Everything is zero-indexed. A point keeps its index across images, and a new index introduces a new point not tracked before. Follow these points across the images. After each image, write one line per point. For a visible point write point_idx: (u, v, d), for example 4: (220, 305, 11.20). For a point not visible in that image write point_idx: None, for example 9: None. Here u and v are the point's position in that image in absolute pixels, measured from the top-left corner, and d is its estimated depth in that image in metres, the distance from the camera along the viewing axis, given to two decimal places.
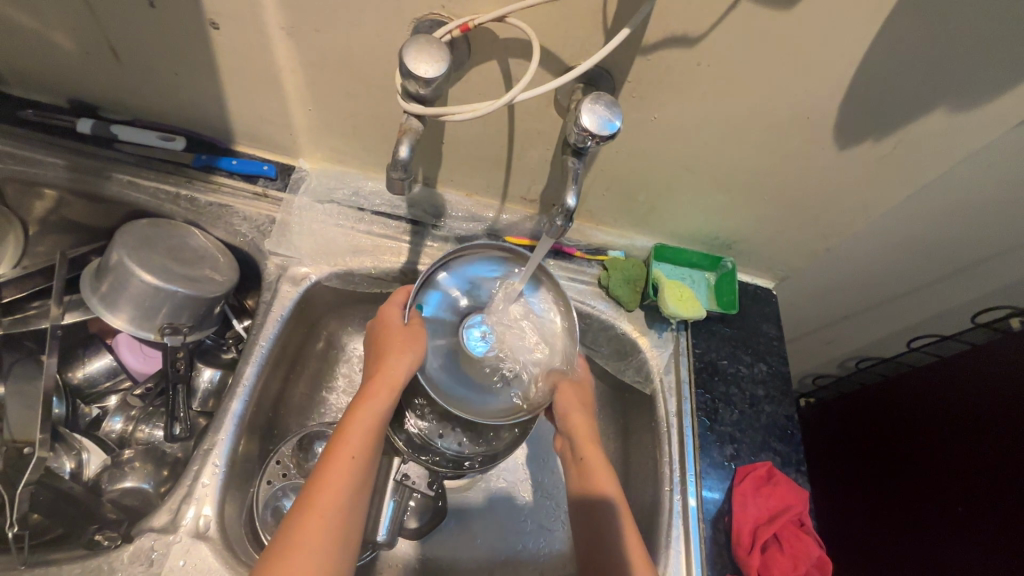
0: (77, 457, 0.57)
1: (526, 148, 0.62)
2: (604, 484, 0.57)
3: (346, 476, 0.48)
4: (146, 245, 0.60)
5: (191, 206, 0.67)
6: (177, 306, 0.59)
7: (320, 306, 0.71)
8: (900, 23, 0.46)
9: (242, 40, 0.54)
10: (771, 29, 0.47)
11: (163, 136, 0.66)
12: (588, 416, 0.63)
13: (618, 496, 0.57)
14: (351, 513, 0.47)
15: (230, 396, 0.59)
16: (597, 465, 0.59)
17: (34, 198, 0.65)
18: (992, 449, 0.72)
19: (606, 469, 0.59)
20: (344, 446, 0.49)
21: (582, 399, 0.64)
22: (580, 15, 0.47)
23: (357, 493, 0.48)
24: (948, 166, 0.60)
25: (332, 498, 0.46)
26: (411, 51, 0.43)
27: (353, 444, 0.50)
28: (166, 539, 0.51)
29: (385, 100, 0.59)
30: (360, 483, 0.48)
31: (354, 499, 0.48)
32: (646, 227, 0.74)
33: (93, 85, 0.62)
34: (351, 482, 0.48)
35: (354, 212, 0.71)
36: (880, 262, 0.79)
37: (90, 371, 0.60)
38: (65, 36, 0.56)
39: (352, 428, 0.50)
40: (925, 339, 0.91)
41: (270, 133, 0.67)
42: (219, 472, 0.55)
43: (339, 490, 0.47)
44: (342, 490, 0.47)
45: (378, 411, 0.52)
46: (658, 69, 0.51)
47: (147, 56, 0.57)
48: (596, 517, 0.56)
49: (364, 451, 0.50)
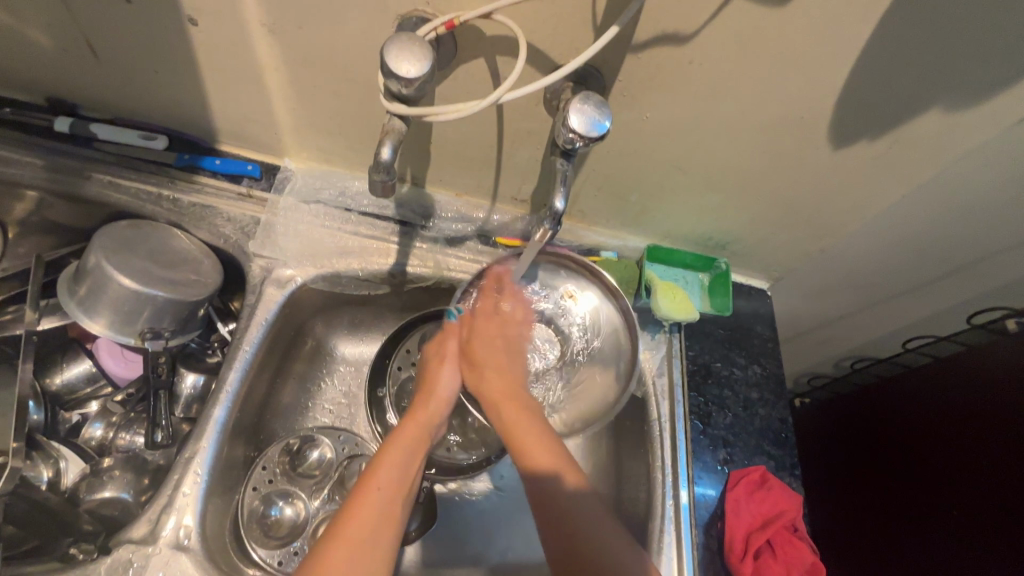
0: (54, 465, 0.55)
1: (516, 148, 0.60)
2: (529, 447, 0.53)
3: (376, 503, 0.47)
4: (125, 247, 0.58)
5: (174, 207, 0.65)
6: (159, 311, 0.57)
7: (308, 308, 0.70)
8: (897, 21, 0.44)
9: (221, 37, 0.52)
10: (765, 27, 0.45)
11: (144, 135, 0.64)
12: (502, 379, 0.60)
13: (558, 459, 0.53)
14: (378, 544, 0.45)
15: (213, 402, 0.57)
16: (523, 433, 0.55)
17: (12, 199, 0.63)
18: (985, 452, 0.71)
19: (541, 438, 0.54)
20: (374, 476, 0.49)
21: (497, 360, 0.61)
22: (569, 10, 0.45)
23: (390, 521, 0.47)
24: (944, 166, 0.59)
25: (355, 533, 0.45)
26: (392, 49, 0.42)
27: (380, 475, 0.49)
28: (145, 550, 0.50)
29: (371, 98, 0.57)
30: (392, 512, 0.47)
31: (381, 531, 0.46)
32: (638, 227, 0.73)
33: (72, 83, 0.61)
34: (377, 514, 0.46)
35: (341, 212, 0.70)
36: (875, 263, 0.79)
37: (68, 377, 0.59)
38: (39, 32, 0.54)
39: (385, 454, 0.51)
40: (920, 340, 0.90)
41: (253, 132, 0.65)
42: (201, 481, 0.54)
43: (366, 517, 0.46)
44: (369, 518, 0.46)
45: (409, 441, 0.53)
46: (649, 67, 0.50)
47: (124, 53, 0.55)
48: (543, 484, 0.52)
49: (390, 482, 0.49)
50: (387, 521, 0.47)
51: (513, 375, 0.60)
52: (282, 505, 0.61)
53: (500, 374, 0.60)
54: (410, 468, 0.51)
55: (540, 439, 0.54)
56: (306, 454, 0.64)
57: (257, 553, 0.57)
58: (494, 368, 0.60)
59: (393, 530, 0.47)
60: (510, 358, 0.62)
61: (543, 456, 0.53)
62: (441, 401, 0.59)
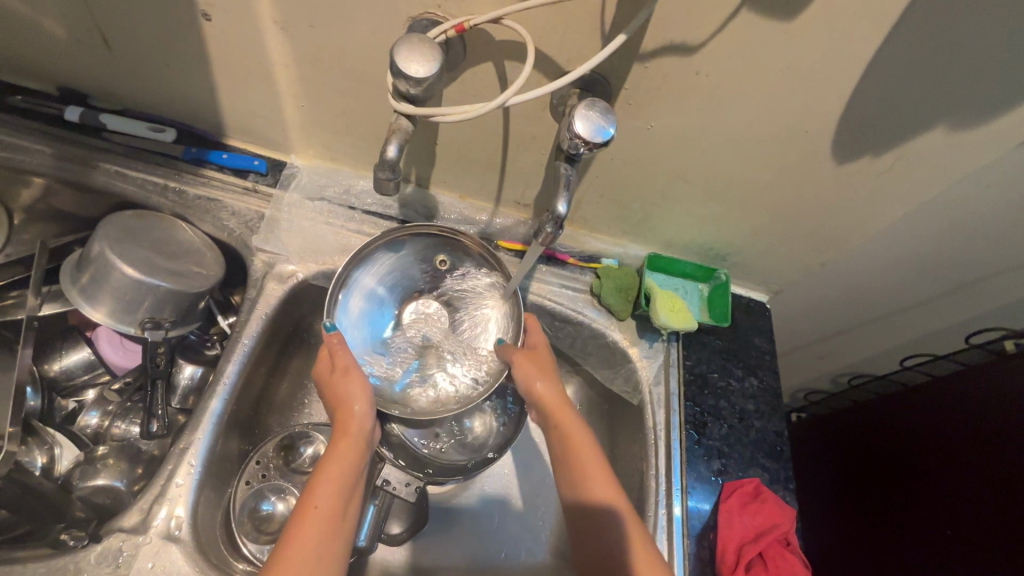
0: (49, 452, 0.55)
1: (520, 152, 0.61)
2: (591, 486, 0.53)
3: (315, 529, 0.45)
4: (129, 236, 0.58)
5: (179, 199, 0.66)
6: (160, 300, 0.58)
7: (308, 304, 0.70)
8: (900, 39, 0.45)
9: (234, 33, 0.53)
10: (771, 40, 0.46)
11: (153, 127, 0.65)
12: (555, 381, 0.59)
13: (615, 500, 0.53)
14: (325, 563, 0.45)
15: (210, 394, 0.57)
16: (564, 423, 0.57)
17: (20, 186, 0.64)
18: (979, 473, 0.71)
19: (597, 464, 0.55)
20: (310, 499, 0.47)
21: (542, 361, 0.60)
22: (579, 18, 0.46)
23: (330, 541, 0.46)
24: (945, 186, 0.60)
25: (302, 552, 0.44)
26: (402, 50, 0.42)
27: (317, 494, 0.47)
28: (135, 540, 0.50)
29: (379, 98, 0.58)
30: (334, 533, 0.46)
31: (328, 550, 0.45)
32: (640, 236, 0.73)
33: (84, 74, 0.61)
34: (320, 534, 0.45)
35: (345, 210, 0.70)
36: (873, 281, 0.79)
37: (67, 364, 0.59)
38: (54, 23, 0.55)
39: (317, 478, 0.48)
40: (919, 358, 0.90)
41: (261, 127, 0.66)
42: (195, 472, 0.54)
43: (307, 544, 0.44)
44: (310, 541, 0.45)
45: (343, 460, 0.50)
46: (655, 77, 0.50)
47: (137, 46, 0.56)
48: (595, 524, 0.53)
49: (331, 500, 0.47)
50: (330, 542, 0.46)
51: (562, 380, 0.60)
52: (275, 501, 0.61)
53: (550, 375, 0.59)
54: (350, 483, 0.50)
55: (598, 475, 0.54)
56: (299, 450, 0.64)
57: (248, 548, 0.57)
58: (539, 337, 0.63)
59: (338, 549, 0.46)
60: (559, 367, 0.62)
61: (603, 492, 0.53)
62: (359, 415, 0.53)
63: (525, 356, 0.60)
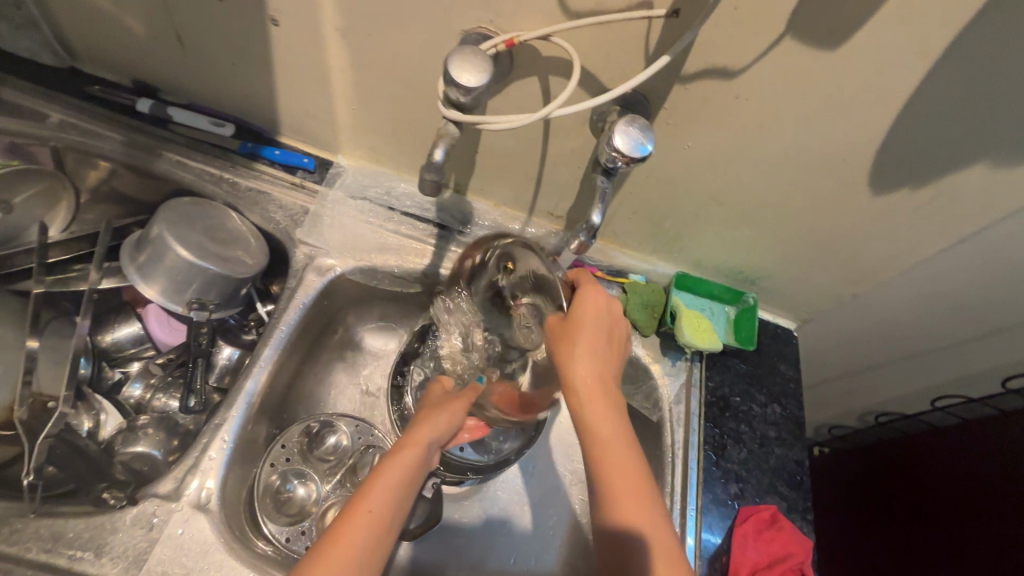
0: (96, 417, 0.58)
1: (558, 165, 0.63)
2: (623, 496, 0.48)
3: (361, 530, 0.45)
4: (184, 221, 0.62)
5: (232, 189, 0.70)
6: (207, 283, 0.61)
7: (342, 298, 0.73)
8: (942, 74, 0.46)
9: (299, 37, 0.57)
10: (812, 68, 0.47)
11: (214, 121, 0.69)
12: (597, 362, 0.52)
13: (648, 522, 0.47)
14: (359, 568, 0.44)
15: (246, 374, 0.61)
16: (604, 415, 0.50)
17: (88, 167, 0.68)
18: (1008, 522, 0.69)
19: (634, 468, 0.49)
20: (366, 498, 0.47)
21: (586, 339, 0.53)
22: (624, 39, 0.48)
23: (372, 548, 0.45)
24: (986, 224, 0.59)
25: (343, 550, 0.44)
26: (455, 60, 0.45)
27: (372, 498, 0.47)
28: (168, 506, 0.52)
29: (427, 105, 0.61)
30: (376, 539, 0.46)
31: (369, 554, 0.45)
32: (670, 254, 0.74)
33: (158, 69, 0.66)
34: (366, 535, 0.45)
35: (385, 211, 0.73)
36: (907, 317, 0.77)
37: (118, 337, 0.62)
38: (138, 21, 0.60)
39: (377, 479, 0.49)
40: (952, 399, 0.87)
41: (313, 127, 0.69)
42: (227, 448, 0.57)
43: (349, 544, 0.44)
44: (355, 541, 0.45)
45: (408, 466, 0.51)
46: (695, 99, 0.52)
47: (209, 46, 0.60)
48: (620, 539, 0.47)
49: (386, 506, 0.48)
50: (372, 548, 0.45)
51: (610, 361, 0.53)
52: (297, 484, 0.63)
53: (593, 356, 0.52)
54: (405, 491, 0.50)
55: (633, 484, 0.48)
56: (323, 438, 0.66)
57: (268, 527, 0.59)
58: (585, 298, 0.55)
59: (376, 557, 0.46)
60: (611, 341, 0.54)
61: (643, 513, 0.48)
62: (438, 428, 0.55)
63: (566, 334, 0.53)
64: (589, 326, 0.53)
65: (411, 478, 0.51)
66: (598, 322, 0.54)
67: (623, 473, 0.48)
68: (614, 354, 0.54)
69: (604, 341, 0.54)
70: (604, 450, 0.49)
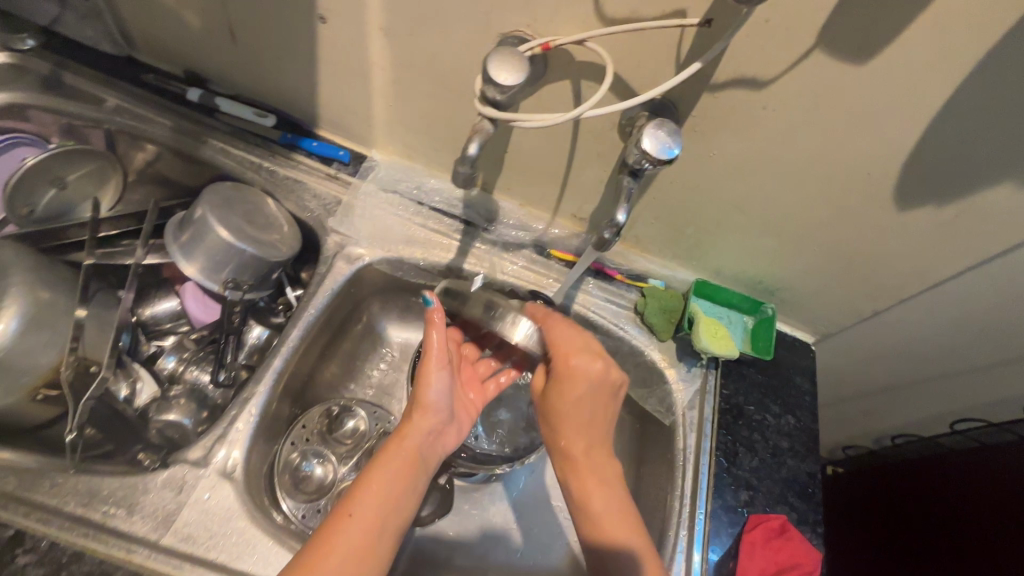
0: (131, 385, 0.61)
1: (584, 167, 0.64)
2: (617, 544, 0.53)
3: (348, 537, 0.46)
4: (226, 204, 0.65)
5: (270, 177, 0.73)
6: (243, 264, 0.64)
7: (368, 287, 0.75)
8: (971, 93, 0.46)
9: (344, 35, 0.59)
10: (840, 81, 0.48)
11: (257, 112, 0.73)
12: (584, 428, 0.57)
13: (642, 548, 0.53)
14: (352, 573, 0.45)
15: (274, 353, 0.63)
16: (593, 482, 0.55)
17: (138, 149, 0.72)
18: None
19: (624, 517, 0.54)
20: (349, 504, 0.48)
21: (572, 401, 0.56)
22: (656, 47, 0.50)
23: (365, 556, 0.46)
24: (1013, 246, 0.59)
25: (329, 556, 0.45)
26: (494, 60, 0.47)
27: (356, 503, 0.48)
28: (197, 472, 0.55)
29: (461, 104, 0.63)
30: (368, 544, 0.47)
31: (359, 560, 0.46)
32: (690, 261, 0.75)
33: (209, 60, 0.70)
34: (353, 543, 0.46)
35: (414, 205, 0.76)
36: (928, 338, 0.77)
37: (157, 311, 0.66)
38: (194, 14, 0.63)
39: (363, 488, 0.50)
40: (970, 424, 0.84)
41: (350, 121, 0.72)
42: (253, 421, 0.59)
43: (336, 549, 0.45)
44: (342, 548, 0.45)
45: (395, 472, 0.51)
46: (723, 107, 0.53)
47: (258, 41, 0.64)
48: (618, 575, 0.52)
49: (372, 510, 0.48)
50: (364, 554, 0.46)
51: (599, 419, 0.57)
52: (315, 463, 0.66)
53: (578, 426, 0.57)
54: (393, 494, 0.50)
55: (624, 525, 0.54)
56: (342, 421, 0.69)
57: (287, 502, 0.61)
58: (559, 335, 0.57)
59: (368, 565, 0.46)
60: (603, 397, 0.57)
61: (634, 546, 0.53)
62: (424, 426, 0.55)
63: (556, 401, 0.56)
64: (578, 391, 0.56)
65: (400, 482, 0.51)
66: (591, 382, 0.56)
67: (610, 521, 0.54)
68: (605, 411, 0.57)
69: (592, 402, 0.56)
70: (593, 511, 0.54)
